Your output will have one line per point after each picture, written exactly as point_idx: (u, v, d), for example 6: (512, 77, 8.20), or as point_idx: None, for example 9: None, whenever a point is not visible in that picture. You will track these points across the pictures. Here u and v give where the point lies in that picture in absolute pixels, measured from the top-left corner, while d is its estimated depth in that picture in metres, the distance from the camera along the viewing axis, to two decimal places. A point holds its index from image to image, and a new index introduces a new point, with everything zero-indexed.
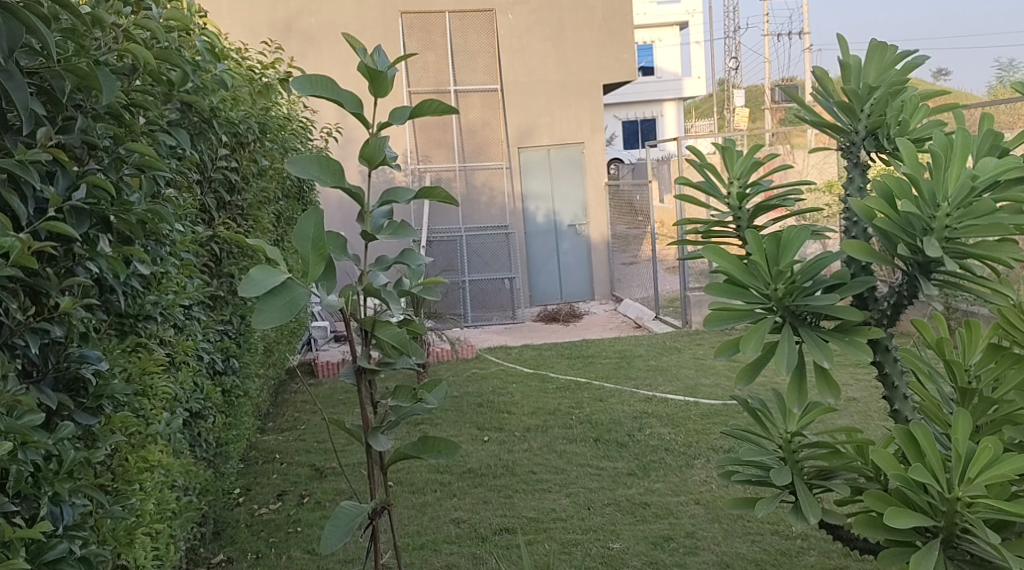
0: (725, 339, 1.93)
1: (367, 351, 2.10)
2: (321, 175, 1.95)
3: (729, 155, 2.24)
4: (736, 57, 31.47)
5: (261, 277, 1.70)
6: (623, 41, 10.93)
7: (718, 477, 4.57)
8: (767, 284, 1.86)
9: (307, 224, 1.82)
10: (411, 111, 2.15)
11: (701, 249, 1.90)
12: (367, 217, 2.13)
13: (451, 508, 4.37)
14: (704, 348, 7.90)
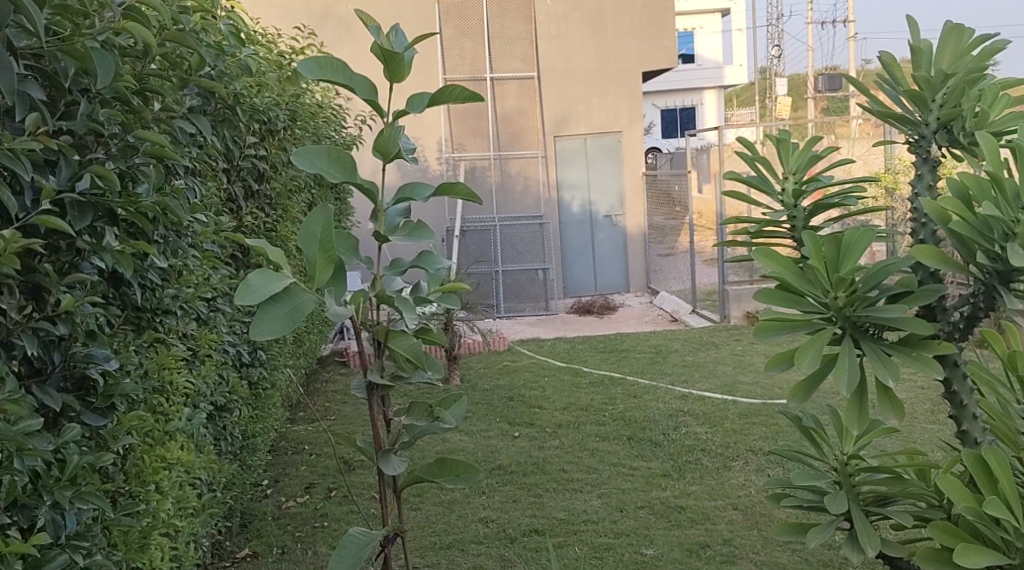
0: (780, 353, 1.80)
1: (380, 364, 2.01)
2: (330, 168, 1.83)
3: (784, 149, 2.11)
4: (778, 46, 30.99)
5: (257, 284, 1.60)
6: (663, 28, 10.71)
7: (757, 481, 4.42)
8: (825, 291, 1.73)
9: (314, 223, 1.69)
10: (429, 97, 2.02)
11: (753, 252, 1.77)
12: (381, 216, 2.01)
13: (481, 506, 4.26)
14: (742, 344, 7.72)
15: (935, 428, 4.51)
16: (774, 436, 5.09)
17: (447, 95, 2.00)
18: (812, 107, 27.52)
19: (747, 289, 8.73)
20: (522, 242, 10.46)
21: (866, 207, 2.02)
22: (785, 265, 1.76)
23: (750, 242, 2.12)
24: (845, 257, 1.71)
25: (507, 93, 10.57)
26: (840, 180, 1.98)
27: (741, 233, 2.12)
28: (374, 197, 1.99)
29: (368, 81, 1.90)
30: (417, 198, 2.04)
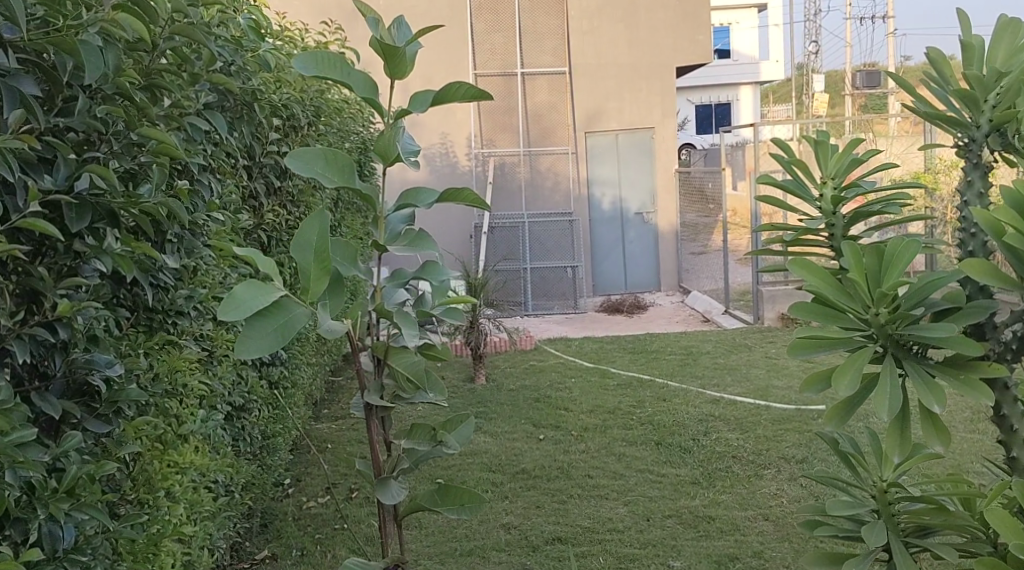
0: (813, 375, 1.70)
1: (380, 385, 1.91)
2: (328, 171, 1.76)
3: (823, 151, 2.02)
4: (815, 42, 30.60)
5: (246, 297, 1.53)
6: (697, 23, 10.56)
7: (789, 491, 4.30)
8: (866, 306, 1.65)
9: (310, 230, 1.62)
10: (433, 96, 1.93)
11: (789, 263, 1.69)
12: (383, 221, 1.94)
13: (504, 511, 4.19)
14: (775, 347, 7.57)
15: (975, 440, 4.37)
16: (806, 444, 4.96)
17: (451, 94, 1.90)
18: (850, 104, 27.11)
19: (780, 291, 8.56)
20: (552, 239, 10.36)
21: (910, 215, 1.91)
22: (824, 276, 1.68)
23: (786, 249, 2.01)
24: (885, 271, 1.63)
25: (538, 89, 10.49)
26: (883, 186, 1.87)
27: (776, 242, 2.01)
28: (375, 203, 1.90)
29: (369, 79, 1.81)
30: (419, 204, 1.97)
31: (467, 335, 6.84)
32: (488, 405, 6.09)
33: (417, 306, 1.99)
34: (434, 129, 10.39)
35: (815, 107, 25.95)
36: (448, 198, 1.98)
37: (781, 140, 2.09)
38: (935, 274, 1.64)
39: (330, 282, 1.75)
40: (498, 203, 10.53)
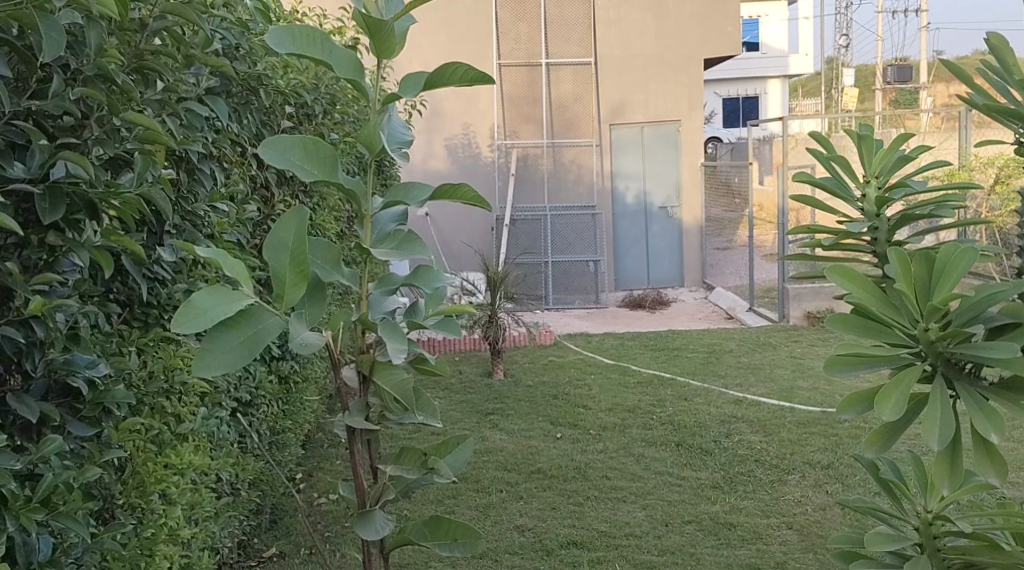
0: (850, 397, 1.59)
1: (364, 405, 1.82)
2: (305, 163, 1.63)
3: (867, 148, 1.89)
4: (846, 35, 30.16)
5: (203, 304, 1.42)
6: (726, 14, 10.38)
7: (814, 498, 4.16)
8: (912, 323, 1.54)
9: (285, 230, 1.49)
10: (423, 80, 1.82)
11: (829, 270, 1.58)
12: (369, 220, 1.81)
13: (516, 513, 4.07)
14: (802, 347, 7.39)
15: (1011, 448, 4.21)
16: (832, 449, 4.81)
17: (443, 75, 1.77)
18: (880, 99, 26.70)
19: (807, 289, 8.38)
20: (574, 232, 10.21)
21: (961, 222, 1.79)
22: (870, 288, 1.57)
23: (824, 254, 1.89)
24: (939, 280, 1.50)
25: (563, 80, 10.33)
26: (933, 188, 1.74)
27: (813, 246, 1.89)
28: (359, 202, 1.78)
29: (354, 58, 1.69)
30: (410, 202, 1.83)
31: (486, 329, 6.76)
32: (505, 401, 5.97)
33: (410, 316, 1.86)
34: (457, 119, 10.31)
35: (844, 101, 25.59)
36: (442, 195, 1.85)
37: (819, 135, 1.94)
38: (997, 286, 1.51)
39: (308, 289, 1.64)
40: (521, 195, 10.40)
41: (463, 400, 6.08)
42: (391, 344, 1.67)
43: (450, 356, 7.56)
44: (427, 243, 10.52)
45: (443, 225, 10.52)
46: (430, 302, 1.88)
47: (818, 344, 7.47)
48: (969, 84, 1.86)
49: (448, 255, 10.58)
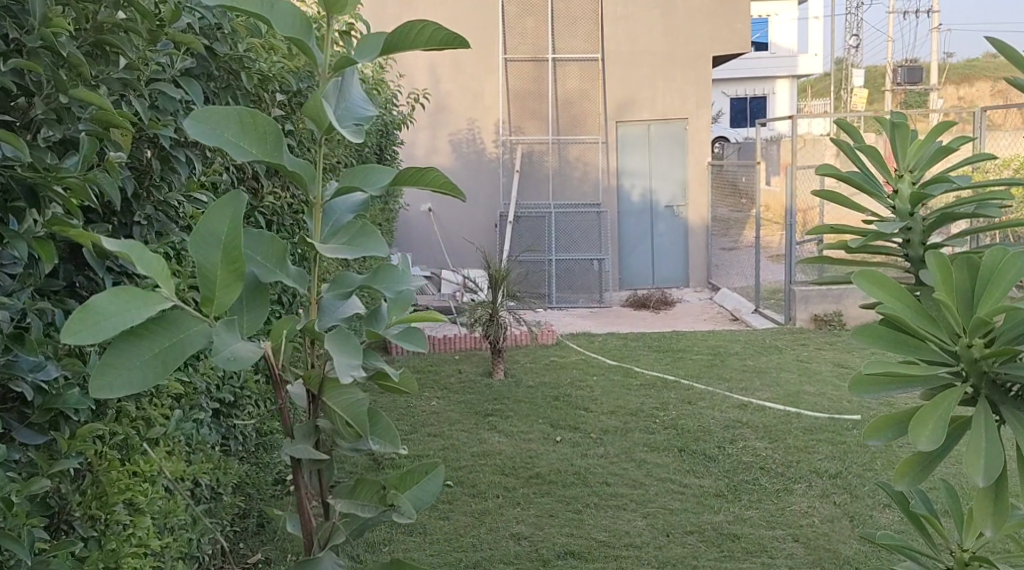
0: (883, 421, 1.45)
1: (311, 428, 1.61)
2: (241, 138, 1.39)
3: (902, 141, 1.80)
4: (857, 36, 29.96)
5: (104, 309, 1.21)
6: (735, 10, 10.22)
7: (821, 509, 4.01)
8: (952, 338, 1.43)
9: (217, 220, 1.30)
10: (383, 43, 1.57)
11: (859, 280, 1.47)
12: (318, 209, 1.57)
13: (512, 520, 3.93)
14: (809, 350, 7.24)
15: None
16: (840, 458, 4.66)
17: (407, 37, 1.55)
18: (889, 100, 26.51)
19: (814, 291, 8.23)
20: (578, 230, 10.07)
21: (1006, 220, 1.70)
22: (904, 296, 1.45)
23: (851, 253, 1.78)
24: (982, 291, 1.40)
25: (569, 75, 10.18)
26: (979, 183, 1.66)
27: (841, 246, 1.75)
28: (303, 182, 1.54)
29: (299, 13, 1.47)
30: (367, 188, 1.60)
31: (487, 328, 6.63)
32: (504, 402, 5.83)
33: (367, 324, 1.62)
34: (461, 113, 10.19)
35: (853, 102, 25.41)
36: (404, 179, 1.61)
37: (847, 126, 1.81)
38: None
39: (245, 292, 1.43)
40: (525, 192, 10.26)
41: (462, 401, 5.93)
42: (345, 355, 1.43)
43: (449, 354, 7.42)
44: (429, 239, 10.41)
45: (446, 221, 10.40)
46: (394, 310, 1.66)
47: (826, 347, 7.31)
48: (1017, 67, 1.77)
49: (450, 252, 10.45)
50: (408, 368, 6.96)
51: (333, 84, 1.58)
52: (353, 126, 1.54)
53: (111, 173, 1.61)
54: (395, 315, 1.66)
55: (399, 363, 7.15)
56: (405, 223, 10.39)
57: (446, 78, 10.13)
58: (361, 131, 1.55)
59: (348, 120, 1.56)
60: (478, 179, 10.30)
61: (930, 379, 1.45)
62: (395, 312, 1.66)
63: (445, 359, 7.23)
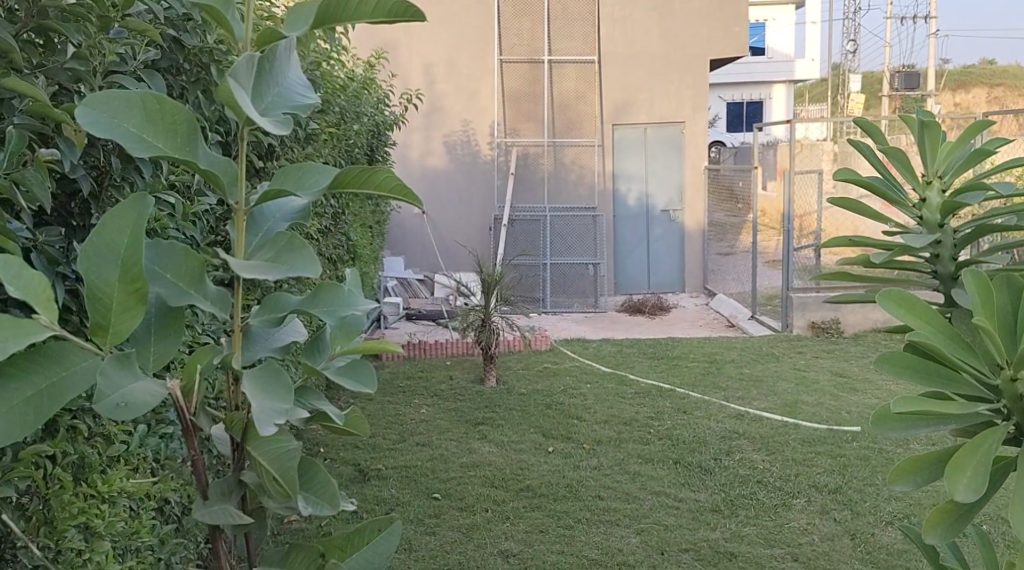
0: (910, 463, 1.45)
1: (237, 481, 1.46)
2: (146, 130, 1.30)
3: (930, 143, 1.75)
4: (855, 41, 29.89)
5: None
6: (734, 13, 10.11)
7: (821, 526, 3.88)
8: (991, 370, 1.41)
9: (115, 234, 1.26)
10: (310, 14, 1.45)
11: (888, 304, 1.45)
12: (242, 215, 1.41)
13: (501, 535, 3.79)
14: (806, 358, 7.11)
15: None
16: (840, 472, 4.52)
17: (346, 6, 1.45)
18: (886, 106, 26.42)
19: (812, 298, 8.10)
20: (573, 234, 9.91)
21: None
22: (952, 332, 1.45)
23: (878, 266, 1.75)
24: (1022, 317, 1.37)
25: (565, 77, 10.05)
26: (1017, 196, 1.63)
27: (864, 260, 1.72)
28: (222, 183, 1.37)
29: None
30: (300, 193, 1.44)
31: (479, 333, 6.50)
32: (495, 410, 5.68)
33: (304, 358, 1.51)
34: (456, 115, 10.10)
35: (850, 108, 25.31)
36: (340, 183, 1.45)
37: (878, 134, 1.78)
38: None
39: (156, 321, 1.39)
40: (519, 195, 10.15)
41: (452, 408, 5.79)
42: (267, 403, 1.30)
43: (441, 360, 7.29)
44: (422, 241, 10.32)
45: (440, 224, 10.28)
46: (340, 336, 1.55)
47: (824, 356, 7.18)
48: None
49: (444, 256, 10.34)
50: (398, 374, 6.82)
51: (246, 63, 1.34)
52: (279, 118, 1.35)
53: (40, 170, 1.53)
54: (340, 342, 1.54)
55: (389, 368, 7.01)
56: (399, 226, 10.32)
57: (441, 79, 10.06)
58: (289, 122, 1.35)
59: (276, 108, 1.37)
60: (473, 181, 10.21)
61: (968, 417, 1.42)
62: (341, 338, 1.55)
63: (436, 365, 7.09)
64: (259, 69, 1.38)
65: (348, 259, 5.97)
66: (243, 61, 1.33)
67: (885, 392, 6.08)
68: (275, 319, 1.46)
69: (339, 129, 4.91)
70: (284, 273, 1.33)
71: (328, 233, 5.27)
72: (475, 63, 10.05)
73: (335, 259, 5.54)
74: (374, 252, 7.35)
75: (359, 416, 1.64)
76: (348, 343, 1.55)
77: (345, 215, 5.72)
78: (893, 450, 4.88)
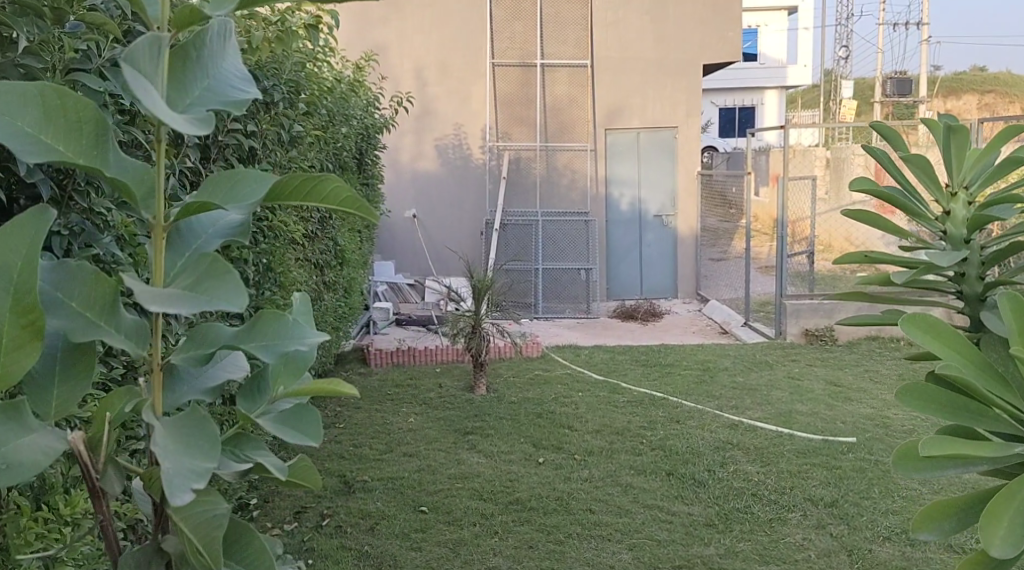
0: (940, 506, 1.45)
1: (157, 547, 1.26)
2: (36, 131, 1.08)
3: (956, 151, 1.67)
4: (846, 47, 29.95)
5: None
6: (728, 18, 10.04)
7: (816, 542, 3.79)
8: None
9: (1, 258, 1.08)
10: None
11: (916, 334, 1.40)
12: (161, 233, 1.18)
13: (490, 551, 3.68)
14: (800, 367, 7.02)
15: None
16: (835, 485, 4.43)
17: None
18: (878, 112, 26.43)
19: (805, 305, 8.03)
20: (566, 239, 9.81)
21: None
22: (975, 357, 1.41)
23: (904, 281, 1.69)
24: None
25: (557, 81, 9.96)
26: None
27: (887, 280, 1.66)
28: (134, 197, 1.16)
29: None
30: (230, 204, 1.22)
31: (468, 340, 6.39)
32: (485, 419, 5.58)
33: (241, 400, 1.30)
34: (448, 118, 10.00)
35: (842, 114, 25.30)
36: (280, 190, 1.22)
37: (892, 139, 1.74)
38: None
39: (61, 358, 1.19)
40: (511, 200, 10.04)
41: (441, 417, 5.68)
42: (186, 464, 1.09)
43: (430, 367, 7.18)
44: (413, 245, 10.21)
45: (431, 228, 10.18)
46: (283, 374, 1.34)
47: (818, 364, 7.10)
48: None
49: (435, 261, 10.23)
50: (387, 381, 6.71)
51: (155, 43, 1.08)
52: (203, 111, 1.11)
53: None
54: (283, 383, 1.34)
55: (377, 375, 6.90)
56: (390, 230, 10.18)
57: (433, 82, 9.97)
58: (210, 118, 1.10)
59: (201, 104, 1.13)
60: (465, 186, 10.11)
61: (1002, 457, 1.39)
62: (286, 377, 1.34)
63: (425, 372, 6.98)
64: (183, 58, 1.14)
65: (334, 264, 5.86)
66: (145, 42, 1.04)
67: (880, 401, 5.99)
68: (203, 356, 1.24)
69: (326, 132, 4.81)
70: (212, 304, 1.08)
71: (315, 238, 5.17)
72: (467, 66, 9.95)
73: (322, 264, 5.43)
74: (363, 257, 7.24)
75: (307, 466, 1.45)
76: (294, 382, 1.35)
77: (332, 218, 5.61)
78: (889, 463, 4.79)
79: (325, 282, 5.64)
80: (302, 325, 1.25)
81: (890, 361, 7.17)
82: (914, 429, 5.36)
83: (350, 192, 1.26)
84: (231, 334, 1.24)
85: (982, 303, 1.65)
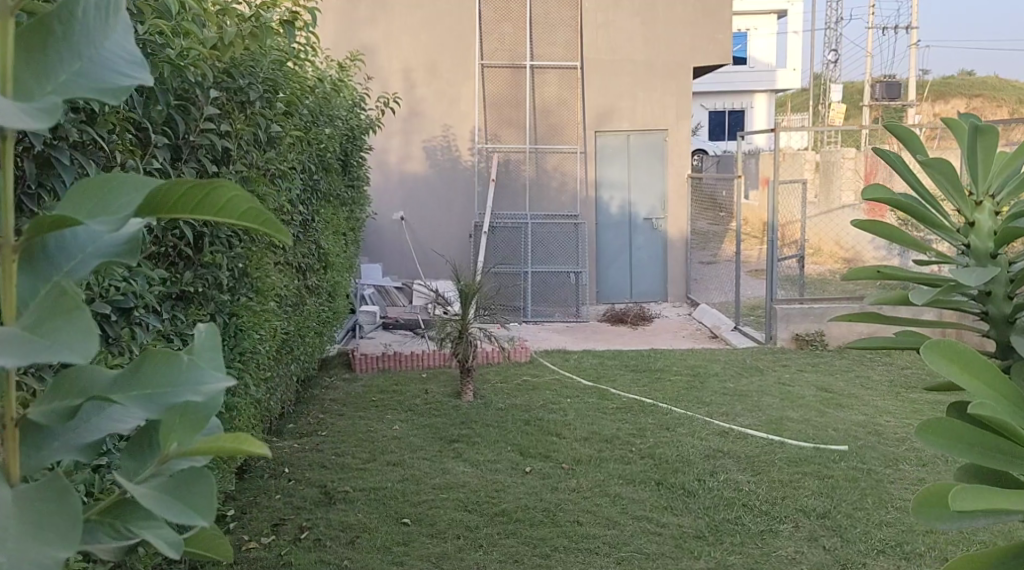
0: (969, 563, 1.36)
1: None
2: None
3: (985, 154, 1.51)
4: (835, 50, 29.98)
5: None
6: (718, 21, 9.97)
7: (809, 556, 3.69)
8: None
9: None
10: None
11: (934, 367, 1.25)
12: (10, 255, 0.94)
13: (473, 566, 3.57)
14: (791, 372, 6.93)
15: None
16: (827, 495, 4.34)
17: None
18: (867, 115, 26.43)
19: (796, 310, 7.94)
20: (555, 242, 9.72)
21: None
22: (1006, 390, 1.25)
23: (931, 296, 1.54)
24: None
25: (547, 83, 9.87)
26: None
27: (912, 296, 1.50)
28: None
29: None
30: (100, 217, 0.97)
31: (455, 345, 6.28)
32: (472, 427, 5.46)
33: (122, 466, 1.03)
34: (436, 119, 9.90)
35: (831, 117, 25.29)
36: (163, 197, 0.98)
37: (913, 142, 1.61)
38: None
39: None
40: (500, 203, 9.94)
41: (426, 425, 5.56)
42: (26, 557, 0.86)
43: (416, 372, 7.07)
44: (400, 248, 10.09)
45: (419, 231, 10.07)
46: (177, 427, 1.04)
47: (808, 369, 7.00)
48: None
49: (422, 264, 10.12)
50: (372, 387, 6.58)
51: None
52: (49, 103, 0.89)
53: None
54: (176, 440, 1.04)
55: (362, 381, 6.78)
56: (377, 232, 10.06)
57: (421, 83, 9.86)
58: (57, 112, 0.89)
59: (55, 91, 0.91)
60: (454, 189, 10.00)
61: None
62: (180, 431, 1.04)
63: (411, 377, 6.86)
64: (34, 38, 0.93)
65: (317, 267, 5.74)
66: None
67: (872, 408, 5.90)
68: (66, 410, 0.99)
69: (308, 133, 4.70)
70: (47, 354, 0.85)
71: (297, 241, 5.06)
72: (456, 67, 9.84)
73: (305, 267, 5.32)
74: (348, 260, 7.12)
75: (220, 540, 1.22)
76: (190, 439, 1.04)
77: (315, 220, 5.50)
78: (882, 472, 4.70)
79: (308, 286, 5.53)
80: (196, 368, 1.00)
81: (881, 366, 7.09)
82: (907, 436, 5.27)
83: (248, 200, 1.01)
84: (107, 382, 1.00)
85: (1010, 326, 1.50)
